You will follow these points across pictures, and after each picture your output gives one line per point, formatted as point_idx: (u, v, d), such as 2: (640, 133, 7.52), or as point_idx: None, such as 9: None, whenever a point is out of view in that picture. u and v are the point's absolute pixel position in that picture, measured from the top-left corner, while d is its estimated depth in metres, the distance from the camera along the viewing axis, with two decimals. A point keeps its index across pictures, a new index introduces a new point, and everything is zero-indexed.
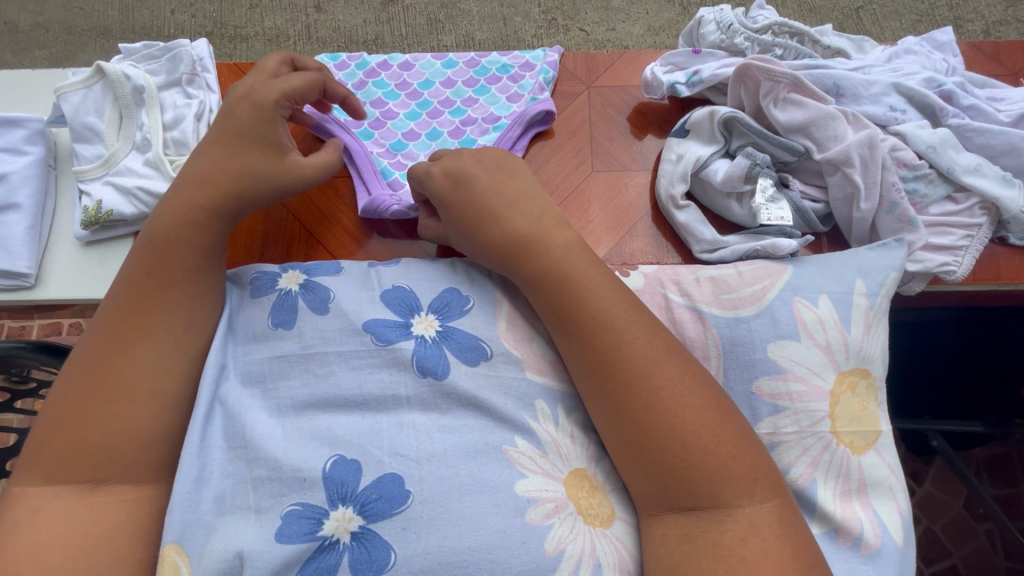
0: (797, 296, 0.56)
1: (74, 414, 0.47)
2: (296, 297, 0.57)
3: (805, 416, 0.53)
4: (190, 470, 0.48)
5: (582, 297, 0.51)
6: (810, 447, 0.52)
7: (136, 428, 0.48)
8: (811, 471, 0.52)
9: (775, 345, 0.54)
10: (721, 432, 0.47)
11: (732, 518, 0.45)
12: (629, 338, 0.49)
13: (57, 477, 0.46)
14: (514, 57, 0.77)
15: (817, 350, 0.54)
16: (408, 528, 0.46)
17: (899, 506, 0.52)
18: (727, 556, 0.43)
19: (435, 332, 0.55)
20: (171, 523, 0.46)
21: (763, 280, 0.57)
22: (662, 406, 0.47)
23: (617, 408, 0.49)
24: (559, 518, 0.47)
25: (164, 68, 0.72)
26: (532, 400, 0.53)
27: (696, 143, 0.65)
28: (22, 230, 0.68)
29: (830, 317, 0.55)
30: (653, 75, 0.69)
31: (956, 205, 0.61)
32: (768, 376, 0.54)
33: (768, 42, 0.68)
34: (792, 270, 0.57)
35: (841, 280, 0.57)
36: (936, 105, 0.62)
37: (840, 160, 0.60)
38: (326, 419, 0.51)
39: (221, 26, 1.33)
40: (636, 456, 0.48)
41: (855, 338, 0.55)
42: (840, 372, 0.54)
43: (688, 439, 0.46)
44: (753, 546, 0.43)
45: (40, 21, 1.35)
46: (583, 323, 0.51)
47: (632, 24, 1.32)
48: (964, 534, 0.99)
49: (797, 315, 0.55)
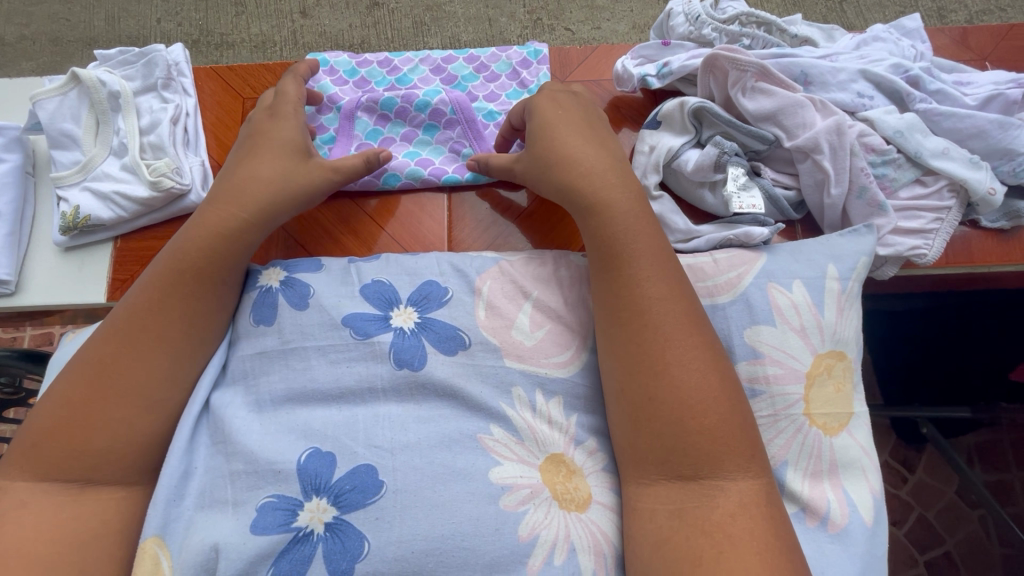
0: (771, 282, 0.56)
1: (69, 418, 0.47)
2: (276, 294, 0.58)
3: (780, 399, 0.53)
4: (176, 465, 0.48)
5: (627, 251, 0.53)
6: (783, 430, 0.53)
7: (131, 431, 0.48)
8: (780, 452, 0.53)
9: (750, 331, 0.55)
10: (726, 405, 0.47)
11: (723, 496, 0.45)
12: (663, 295, 0.51)
13: (50, 475, 0.46)
14: (500, 105, 0.76)
15: (792, 333, 0.55)
16: (380, 518, 0.46)
17: (871, 487, 0.53)
18: (714, 533, 0.43)
19: (413, 323, 0.56)
20: (154, 516, 0.47)
21: (738, 268, 0.58)
22: (683, 367, 0.48)
23: (631, 370, 0.49)
24: (533, 503, 0.48)
25: (140, 73, 0.73)
26: (510, 386, 0.53)
27: (669, 134, 0.65)
28: (2, 236, 0.68)
29: (804, 301, 0.55)
30: (623, 69, 0.70)
31: (925, 188, 0.61)
32: (746, 360, 0.54)
33: (736, 32, 0.68)
34: (767, 257, 0.58)
35: (813, 266, 0.57)
36: (903, 91, 0.63)
37: (809, 147, 0.60)
38: (305, 412, 0.52)
39: (207, 34, 1.34)
40: (643, 416, 0.48)
41: (829, 321, 0.55)
42: (816, 355, 0.55)
43: (705, 405, 0.47)
44: (740, 525, 0.43)
45: (27, 33, 1.36)
46: (616, 278, 0.53)
47: (617, 22, 1.32)
48: (956, 520, 1.00)
49: (771, 300, 0.56)
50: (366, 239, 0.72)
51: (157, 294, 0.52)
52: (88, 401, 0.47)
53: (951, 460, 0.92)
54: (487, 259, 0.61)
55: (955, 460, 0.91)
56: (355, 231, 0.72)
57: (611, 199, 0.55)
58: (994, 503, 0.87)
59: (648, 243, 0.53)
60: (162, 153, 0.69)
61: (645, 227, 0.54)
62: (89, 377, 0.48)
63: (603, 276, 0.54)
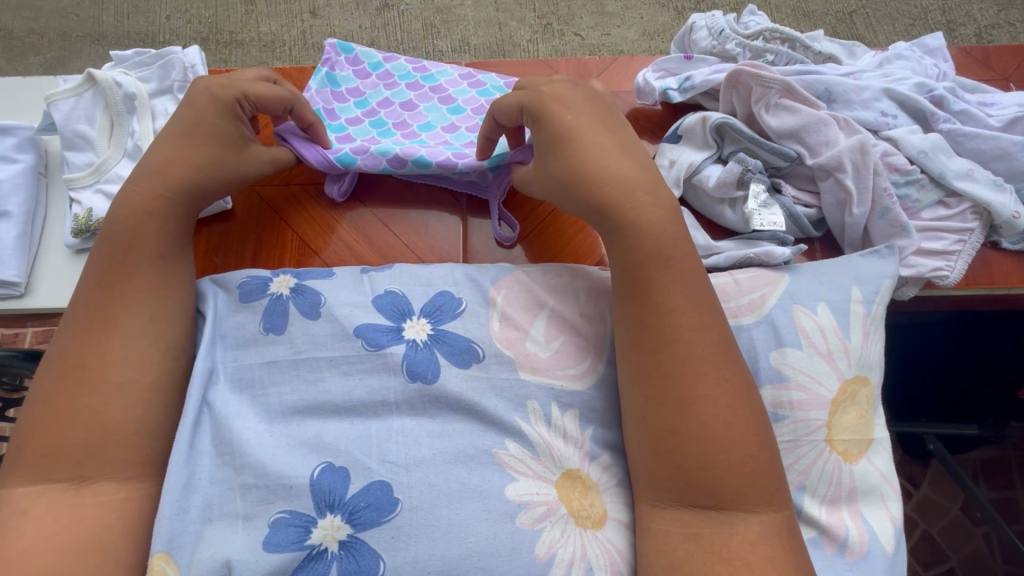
0: (796, 304, 0.56)
1: (49, 416, 0.46)
2: (287, 301, 0.57)
3: (802, 424, 0.53)
4: (177, 478, 0.48)
5: (655, 274, 0.50)
6: (802, 456, 0.52)
7: (120, 424, 0.47)
8: (799, 480, 0.52)
9: (776, 354, 0.54)
10: (752, 436, 0.46)
11: (741, 524, 0.44)
12: (695, 318, 0.48)
13: (45, 475, 0.45)
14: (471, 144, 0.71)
15: (818, 358, 0.54)
16: (397, 536, 0.46)
17: (891, 514, 0.52)
18: (732, 559, 0.43)
19: (426, 336, 0.55)
20: (159, 532, 0.46)
21: (761, 289, 0.57)
22: (716, 404, 0.46)
23: (655, 403, 0.48)
24: (550, 521, 0.48)
25: (156, 75, 0.72)
26: (526, 400, 0.52)
27: (689, 149, 0.64)
28: (13, 238, 0.67)
29: (830, 325, 0.55)
30: (644, 80, 0.69)
31: (948, 210, 0.61)
32: (772, 384, 0.53)
33: (760, 47, 0.68)
34: (790, 278, 0.57)
35: (838, 289, 0.57)
36: (927, 110, 0.63)
37: (832, 166, 0.60)
38: (317, 425, 0.51)
39: (216, 32, 1.33)
40: (668, 449, 0.47)
41: (855, 345, 0.55)
42: (843, 381, 0.54)
43: (729, 442, 0.46)
44: (759, 553, 0.43)
45: (35, 27, 1.35)
46: (637, 299, 0.50)
47: (627, 29, 1.32)
48: (961, 537, 0.99)
49: (797, 324, 0.55)
50: (378, 245, 0.71)
51: (115, 284, 0.51)
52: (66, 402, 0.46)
53: (958, 478, 0.91)
54: (502, 270, 0.61)
55: (962, 478, 0.90)
56: (369, 240, 0.71)
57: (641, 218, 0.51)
58: (1001, 521, 0.86)
59: (678, 260, 0.50)
60: None
61: (677, 238, 0.52)
62: (64, 371, 0.47)
63: (627, 295, 0.51)
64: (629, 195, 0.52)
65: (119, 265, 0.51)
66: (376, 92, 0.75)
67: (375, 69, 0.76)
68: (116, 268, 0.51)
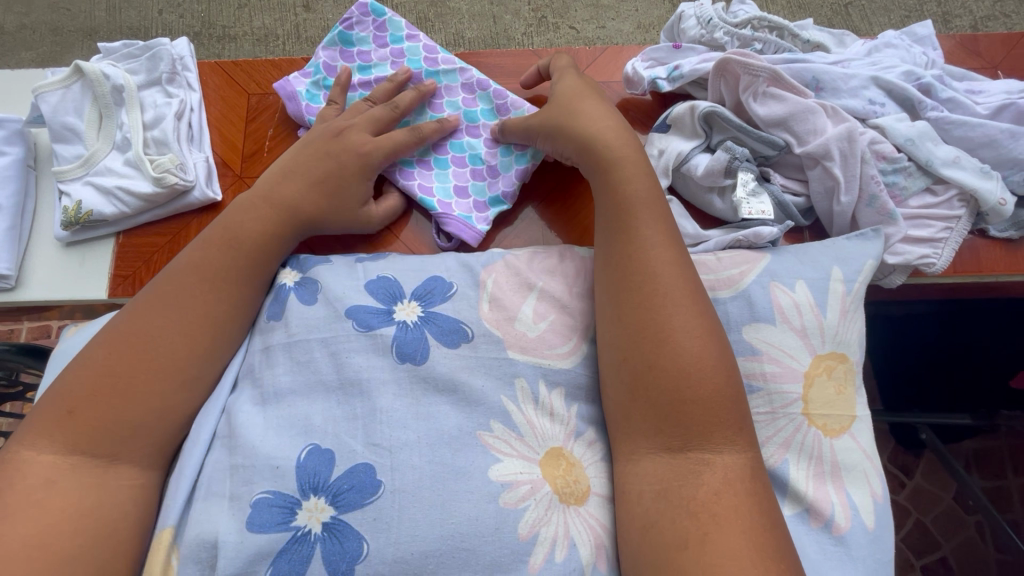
0: (774, 281, 0.56)
1: (89, 386, 0.48)
2: (290, 291, 0.58)
3: (778, 397, 0.53)
4: (192, 463, 0.49)
5: (633, 220, 0.54)
6: (781, 429, 0.52)
7: (147, 403, 0.49)
8: (782, 451, 0.52)
9: (750, 328, 0.54)
10: (722, 377, 0.48)
11: (709, 472, 0.45)
12: (670, 265, 0.52)
13: (66, 442, 0.46)
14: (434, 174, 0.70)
15: (792, 334, 0.54)
16: (378, 518, 0.46)
17: (874, 492, 0.52)
18: (701, 513, 0.44)
19: (417, 317, 0.55)
20: (172, 507, 0.47)
21: (740, 266, 0.57)
22: (687, 338, 0.49)
23: (630, 340, 0.50)
24: (533, 500, 0.48)
25: (144, 67, 0.72)
26: (514, 377, 0.53)
27: (678, 138, 0.64)
28: (2, 231, 0.67)
29: (807, 301, 0.55)
30: (633, 71, 0.69)
31: (935, 197, 0.61)
32: (744, 357, 0.54)
33: (748, 36, 0.68)
34: (770, 257, 0.57)
35: (818, 268, 0.57)
36: (914, 98, 0.63)
37: (819, 154, 0.60)
38: (306, 404, 0.51)
39: (209, 26, 1.33)
40: (642, 387, 0.49)
41: (831, 323, 0.55)
42: (816, 357, 0.54)
43: (699, 380, 0.47)
44: (725, 502, 0.44)
45: (26, 22, 1.34)
46: (620, 244, 0.54)
47: (622, 21, 1.32)
48: (952, 526, 1.00)
49: (773, 299, 0.55)
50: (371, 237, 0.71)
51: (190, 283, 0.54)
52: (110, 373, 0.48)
53: (950, 467, 0.91)
54: (490, 255, 0.62)
55: (954, 468, 0.91)
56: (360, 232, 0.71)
57: (624, 176, 0.57)
58: (992, 509, 0.86)
59: (654, 218, 0.55)
60: (165, 148, 0.68)
61: (653, 200, 0.56)
62: (119, 346, 0.50)
63: (613, 249, 0.55)
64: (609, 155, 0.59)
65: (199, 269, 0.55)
66: (381, 65, 0.73)
67: (394, 42, 0.73)
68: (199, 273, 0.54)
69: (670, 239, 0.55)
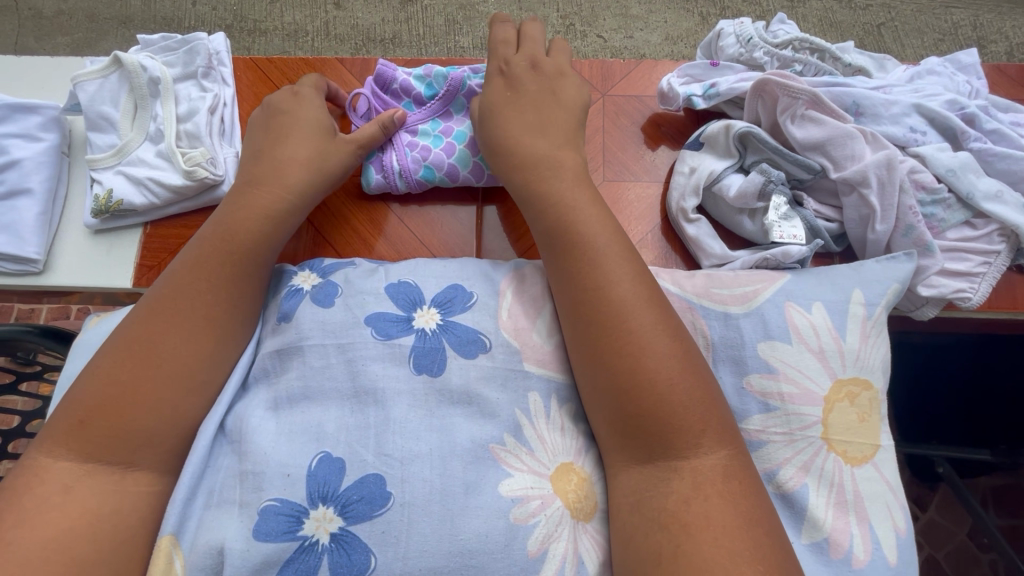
0: (789, 300, 0.55)
1: (119, 391, 0.48)
2: (305, 294, 0.58)
3: (796, 418, 0.51)
4: (197, 461, 0.49)
5: (573, 229, 0.53)
6: (801, 450, 0.50)
7: (183, 409, 0.50)
8: (802, 473, 0.50)
9: (765, 345, 0.53)
10: (688, 376, 0.47)
11: (679, 479, 0.44)
12: (615, 270, 0.51)
13: (98, 455, 0.46)
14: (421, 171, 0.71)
15: (810, 355, 0.52)
16: (386, 532, 0.46)
17: (897, 525, 0.50)
18: (673, 525, 0.43)
19: (435, 324, 0.55)
20: (171, 514, 0.47)
21: (754, 284, 0.56)
22: (647, 340, 0.48)
23: (589, 348, 0.50)
24: (544, 516, 0.47)
25: (181, 61, 0.72)
26: (527, 393, 0.53)
27: (710, 157, 0.64)
28: (33, 217, 0.68)
29: (824, 325, 0.53)
30: (669, 87, 0.67)
31: (975, 231, 0.60)
32: (759, 373, 0.52)
33: (788, 57, 0.67)
34: (790, 277, 0.56)
35: (837, 289, 0.55)
36: (957, 128, 0.61)
37: (856, 180, 0.59)
38: (319, 411, 0.51)
39: (241, 20, 1.34)
40: (608, 395, 0.48)
41: (851, 347, 0.53)
42: (836, 380, 0.52)
43: (662, 380, 0.46)
44: (696, 511, 0.43)
45: (64, 8, 1.37)
46: (561, 250, 0.53)
47: (650, 32, 1.31)
48: (966, 564, 0.97)
49: (787, 319, 0.53)
50: (395, 243, 0.73)
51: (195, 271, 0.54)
52: (135, 378, 0.48)
53: (967, 503, 0.89)
54: (516, 263, 0.62)
55: (971, 504, 0.88)
56: (390, 241, 0.73)
57: (555, 176, 0.57)
58: (1008, 548, 0.84)
59: (594, 223, 0.54)
60: (198, 142, 0.69)
61: (590, 204, 0.56)
62: (137, 348, 0.50)
63: (556, 257, 0.54)
64: (546, 164, 0.58)
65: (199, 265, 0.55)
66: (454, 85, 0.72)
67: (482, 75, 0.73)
68: (203, 260, 0.55)
69: (612, 241, 0.53)
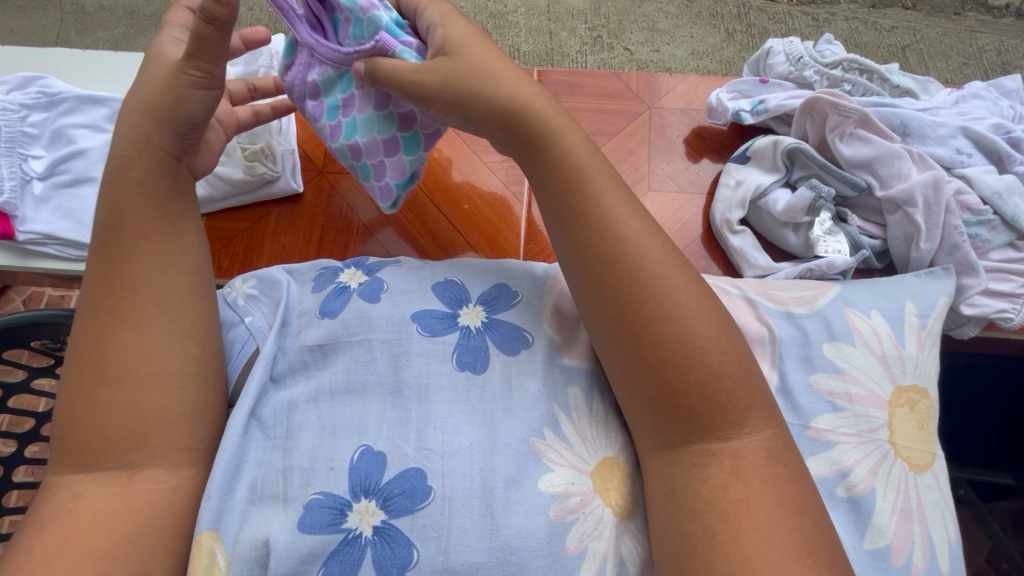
0: (849, 306, 0.56)
1: (88, 401, 0.46)
2: (349, 292, 0.60)
3: (863, 420, 0.51)
4: (229, 458, 0.49)
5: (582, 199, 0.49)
6: (869, 453, 0.50)
7: (157, 407, 0.47)
8: (869, 477, 0.49)
9: (832, 347, 0.53)
10: (730, 358, 0.45)
11: (715, 463, 0.43)
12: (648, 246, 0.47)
13: (93, 466, 0.45)
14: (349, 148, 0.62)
15: (874, 358, 0.53)
16: (428, 526, 0.47)
17: (950, 536, 0.50)
18: (710, 513, 0.41)
19: (479, 323, 0.57)
20: (207, 511, 0.47)
21: (814, 289, 0.58)
22: (686, 320, 0.45)
23: (619, 330, 0.46)
24: (582, 514, 0.48)
25: (243, 60, 0.76)
26: (566, 389, 0.54)
27: (757, 170, 0.65)
28: None
29: (885, 331, 0.54)
30: (717, 101, 0.70)
31: (1018, 253, 0.61)
32: (826, 372, 0.52)
33: (839, 77, 0.69)
34: (841, 286, 0.58)
35: (890, 299, 0.56)
36: (1003, 151, 0.62)
37: (903, 199, 0.60)
38: (361, 407, 0.52)
39: (277, 21, 1.37)
40: (639, 377, 0.45)
41: (911, 354, 0.54)
42: (897, 386, 0.52)
43: (701, 363, 0.44)
44: (733, 497, 0.41)
45: (105, 4, 1.41)
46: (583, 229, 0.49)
47: (676, 47, 1.33)
48: None
49: (849, 322, 0.55)
50: (438, 241, 0.74)
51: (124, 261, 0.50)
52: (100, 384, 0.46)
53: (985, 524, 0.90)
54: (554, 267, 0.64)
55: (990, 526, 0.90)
56: (427, 237, 0.73)
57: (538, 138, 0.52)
58: None
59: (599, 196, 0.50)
60: (255, 137, 0.71)
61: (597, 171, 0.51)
62: (92, 358, 0.47)
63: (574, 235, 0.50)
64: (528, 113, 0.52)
65: (116, 248, 0.50)
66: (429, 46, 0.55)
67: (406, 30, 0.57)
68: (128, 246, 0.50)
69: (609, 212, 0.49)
